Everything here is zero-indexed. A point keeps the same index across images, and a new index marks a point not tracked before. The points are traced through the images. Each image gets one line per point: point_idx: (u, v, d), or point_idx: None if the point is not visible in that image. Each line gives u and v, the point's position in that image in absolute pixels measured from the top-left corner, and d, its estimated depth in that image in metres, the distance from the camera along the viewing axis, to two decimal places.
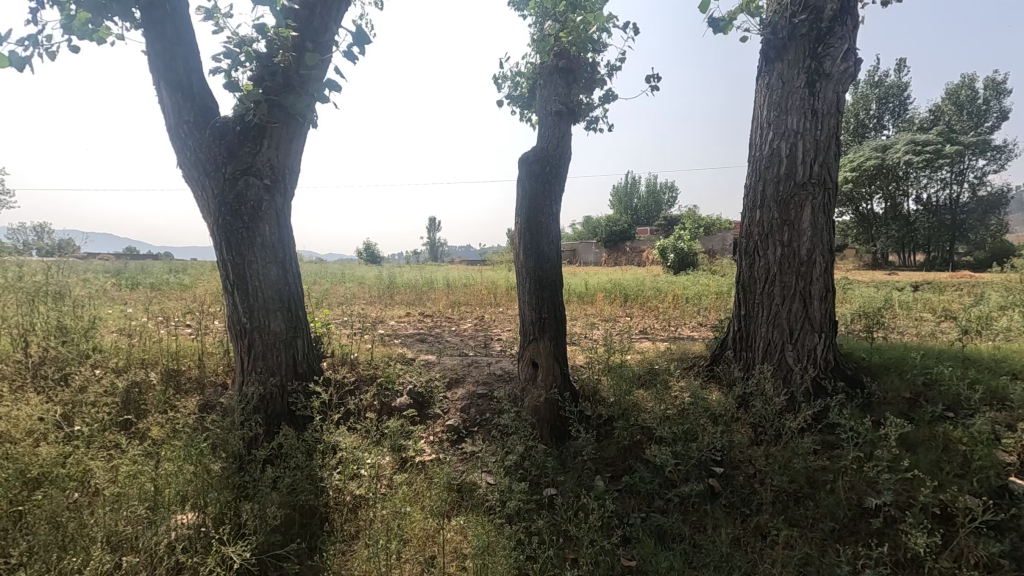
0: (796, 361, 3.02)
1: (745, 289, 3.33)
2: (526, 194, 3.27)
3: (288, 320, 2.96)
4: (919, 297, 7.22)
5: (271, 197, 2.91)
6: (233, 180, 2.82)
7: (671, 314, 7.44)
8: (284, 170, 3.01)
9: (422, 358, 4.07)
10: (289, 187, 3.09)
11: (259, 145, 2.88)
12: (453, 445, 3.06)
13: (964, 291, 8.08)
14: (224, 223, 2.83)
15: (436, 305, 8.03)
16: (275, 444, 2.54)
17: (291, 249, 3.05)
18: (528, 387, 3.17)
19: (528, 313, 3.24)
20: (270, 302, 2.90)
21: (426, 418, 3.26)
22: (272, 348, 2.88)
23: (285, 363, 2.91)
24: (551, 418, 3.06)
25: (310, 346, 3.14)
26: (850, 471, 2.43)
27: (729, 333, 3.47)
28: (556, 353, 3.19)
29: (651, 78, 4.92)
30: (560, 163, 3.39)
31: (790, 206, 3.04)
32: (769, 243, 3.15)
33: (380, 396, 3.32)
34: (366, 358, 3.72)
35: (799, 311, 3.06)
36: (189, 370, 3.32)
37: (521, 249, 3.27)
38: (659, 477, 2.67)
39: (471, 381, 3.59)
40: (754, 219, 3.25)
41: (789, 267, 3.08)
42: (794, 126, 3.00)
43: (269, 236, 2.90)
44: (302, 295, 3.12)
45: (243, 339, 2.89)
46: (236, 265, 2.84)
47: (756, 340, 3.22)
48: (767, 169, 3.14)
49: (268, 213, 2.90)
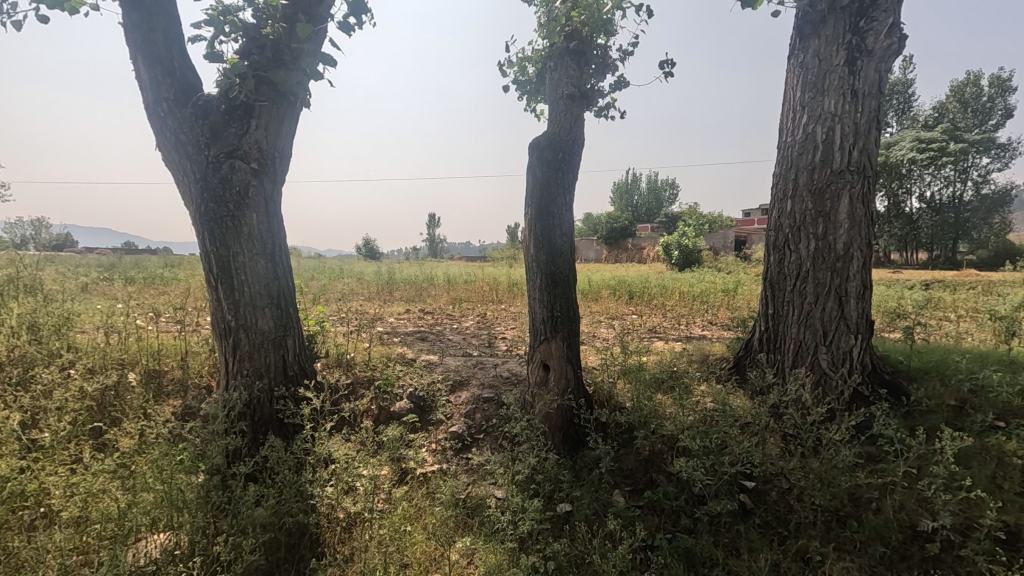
0: (831, 364, 2.77)
1: (773, 286, 3.08)
2: (538, 182, 3.02)
3: (277, 318, 2.69)
4: (933, 295, 7.00)
5: (260, 181, 2.65)
6: (217, 163, 2.57)
7: (679, 312, 7.19)
8: (274, 155, 2.75)
9: (423, 357, 3.83)
10: (278, 172, 2.82)
11: (246, 126, 2.62)
12: (456, 454, 2.82)
13: (975, 289, 7.86)
14: (208, 211, 2.57)
15: (437, 303, 7.77)
16: (260, 456, 2.29)
17: (282, 240, 2.78)
18: (537, 392, 2.92)
19: (540, 312, 2.99)
20: (257, 298, 2.63)
21: (428, 425, 3.02)
22: (260, 348, 2.62)
23: (274, 364, 2.65)
24: (564, 425, 2.82)
25: (301, 346, 2.88)
26: (900, 488, 2.19)
27: (755, 334, 3.23)
28: (570, 355, 2.94)
29: (665, 65, 4.66)
30: (574, 149, 3.13)
31: (825, 196, 2.79)
32: (801, 236, 2.90)
33: (378, 401, 3.07)
34: (364, 359, 3.47)
35: (834, 311, 2.82)
36: (172, 372, 3.08)
37: (531, 242, 3.02)
38: (686, 493, 2.43)
39: (476, 384, 3.34)
40: (784, 211, 3.00)
41: (823, 262, 2.83)
42: (831, 108, 2.74)
43: (257, 225, 2.64)
44: (294, 290, 2.86)
45: (227, 338, 2.62)
46: (220, 257, 2.58)
47: (786, 341, 2.98)
48: (800, 156, 2.88)
49: (256, 200, 2.64)
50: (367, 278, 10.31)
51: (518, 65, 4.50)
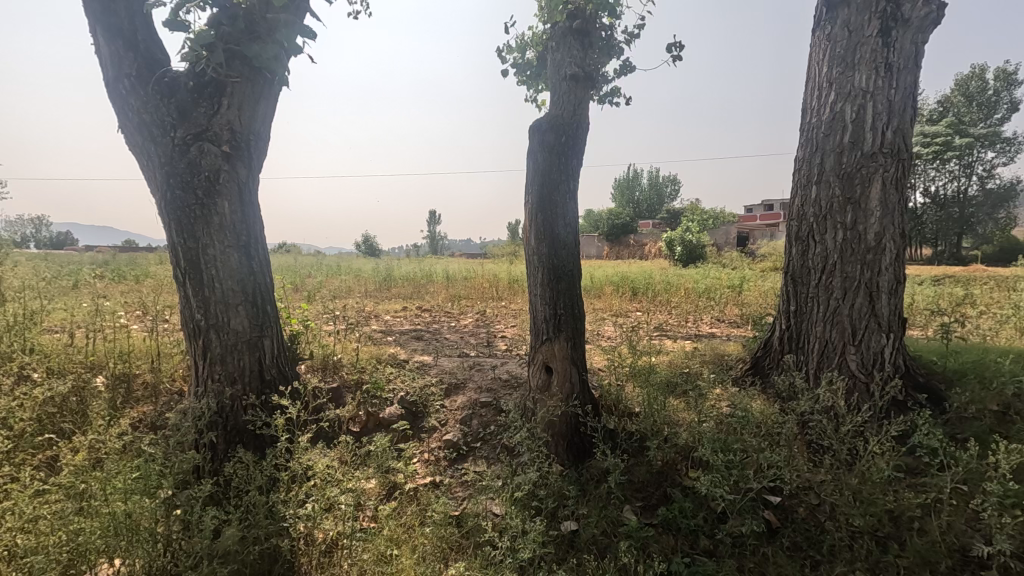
0: (860, 366, 2.54)
1: (795, 281, 2.84)
2: (539, 167, 2.77)
3: (253, 317, 2.44)
4: (946, 290, 6.74)
5: (233, 166, 2.40)
6: (184, 146, 2.32)
7: (684, 309, 6.94)
8: (250, 138, 2.50)
9: (417, 358, 3.60)
10: (255, 157, 2.57)
11: (217, 105, 2.37)
12: (451, 466, 2.58)
13: (986, 285, 7.59)
14: (174, 200, 2.31)
15: (435, 300, 7.54)
16: (230, 471, 2.05)
17: (258, 231, 2.53)
18: (539, 397, 2.68)
19: (542, 309, 2.74)
20: (230, 295, 2.37)
21: (420, 432, 2.78)
22: (233, 350, 2.36)
23: (249, 368, 2.40)
24: (568, 434, 2.58)
25: (281, 347, 2.63)
26: (948, 507, 1.95)
27: (775, 333, 2.98)
28: (574, 356, 2.69)
29: (673, 47, 4.40)
30: (578, 133, 2.87)
31: (855, 181, 2.54)
32: (827, 226, 2.65)
33: (366, 406, 2.83)
34: (352, 360, 3.23)
35: (864, 307, 2.57)
36: (144, 376, 2.85)
37: (532, 234, 2.77)
38: (704, 511, 2.19)
39: (473, 387, 3.10)
40: (807, 199, 2.74)
41: (852, 254, 2.58)
42: (862, 84, 2.50)
43: (229, 215, 2.39)
44: (272, 287, 2.60)
45: (197, 340, 2.37)
46: (189, 250, 2.32)
47: (810, 341, 2.74)
48: (826, 137, 2.62)
49: (228, 188, 2.38)
50: (364, 274, 10.10)
51: (518, 47, 4.23)
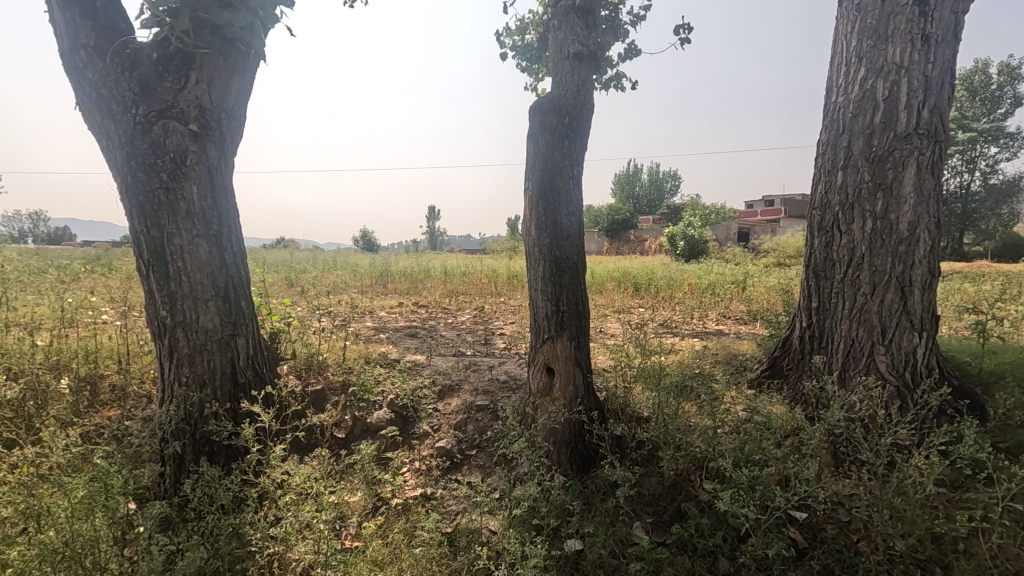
0: (890, 369, 2.32)
1: (817, 275, 2.62)
2: (541, 151, 2.53)
3: (225, 314, 2.21)
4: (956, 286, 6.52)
5: (202, 147, 2.17)
6: (147, 124, 2.08)
7: (689, 305, 6.71)
8: (222, 116, 2.26)
9: (409, 357, 3.38)
10: (228, 138, 2.33)
11: (184, 79, 2.14)
12: (444, 477, 2.37)
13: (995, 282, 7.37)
14: (136, 183, 2.08)
15: (432, 295, 7.32)
16: (195, 486, 1.84)
17: (231, 220, 2.30)
18: (540, 400, 2.47)
19: (543, 305, 2.51)
20: (199, 289, 2.14)
21: (410, 439, 2.56)
22: (202, 351, 2.14)
23: (220, 370, 2.17)
24: (571, 441, 2.37)
25: (259, 347, 2.40)
26: (1000, 528, 1.73)
27: (794, 332, 2.77)
28: (578, 357, 2.48)
29: (681, 29, 4.17)
30: (582, 114, 2.62)
31: (886, 165, 2.32)
32: (854, 215, 2.42)
33: (351, 410, 2.61)
34: (339, 360, 3.02)
35: (895, 304, 2.36)
36: (112, 377, 2.64)
37: (533, 224, 2.54)
38: (724, 530, 1.98)
39: (469, 389, 2.89)
40: (832, 185, 2.52)
41: (883, 246, 2.36)
42: (895, 58, 2.27)
43: (198, 200, 2.16)
44: (248, 281, 2.37)
45: (162, 339, 2.14)
46: (152, 239, 2.09)
47: (834, 341, 2.52)
48: (854, 117, 2.40)
49: (197, 171, 2.15)
50: (360, 270, 9.88)
51: (518, 28, 4.00)
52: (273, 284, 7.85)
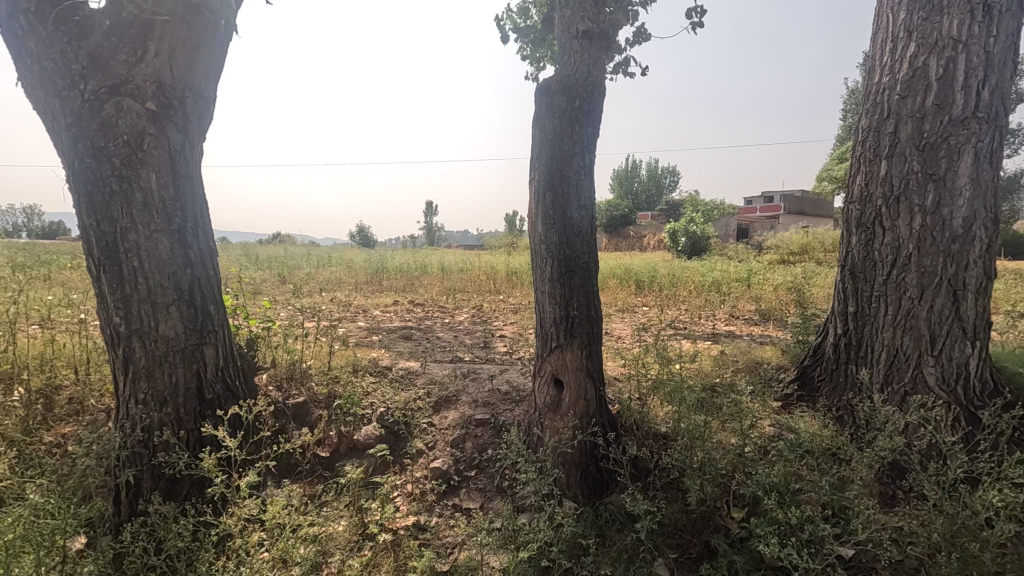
0: (939, 384, 2.07)
1: (855, 276, 2.35)
2: (549, 137, 2.26)
3: (189, 320, 1.93)
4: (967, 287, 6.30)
5: (162, 129, 1.89)
6: (97, 102, 1.80)
7: (695, 305, 6.45)
8: (187, 94, 1.98)
9: (402, 362, 3.12)
10: (195, 119, 2.04)
11: (141, 51, 1.85)
12: (439, 502, 2.11)
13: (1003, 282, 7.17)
14: (84, 170, 1.80)
15: (428, 294, 7.05)
16: (149, 525, 1.57)
17: (199, 212, 2.02)
18: (547, 416, 2.21)
19: (550, 310, 2.25)
20: (159, 293, 1.87)
21: (402, 458, 2.30)
22: (162, 363, 1.87)
23: (184, 385, 1.90)
24: (583, 462, 2.11)
25: (231, 356, 2.12)
26: None
27: (827, 339, 2.51)
28: (590, 368, 2.22)
29: (694, 13, 3.89)
30: (595, 96, 2.33)
31: (939, 153, 2.05)
32: (901, 209, 2.16)
33: (337, 426, 2.36)
34: (325, 367, 2.76)
35: (946, 310, 2.10)
36: (70, 389, 2.37)
37: (540, 219, 2.27)
38: (761, 572, 1.72)
39: (467, 400, 2.62)
40: (874, 176, 2.25)
41: (934, 244, 2.10)
42: (953, 31, 2.01)
43: (159, 190, 1.88)
44: (218, 282, 2.09)
45: (117, 349, 1.87)
46: (103, 235, 1.81)
47: (874, 350, 2.26)
48: (902, 99, 2.13)
49: (156, 156, 1.87)
50: (355, 266, 9.63)
51: (520, 9, 3.72)
52: (264, 281, 7.57)
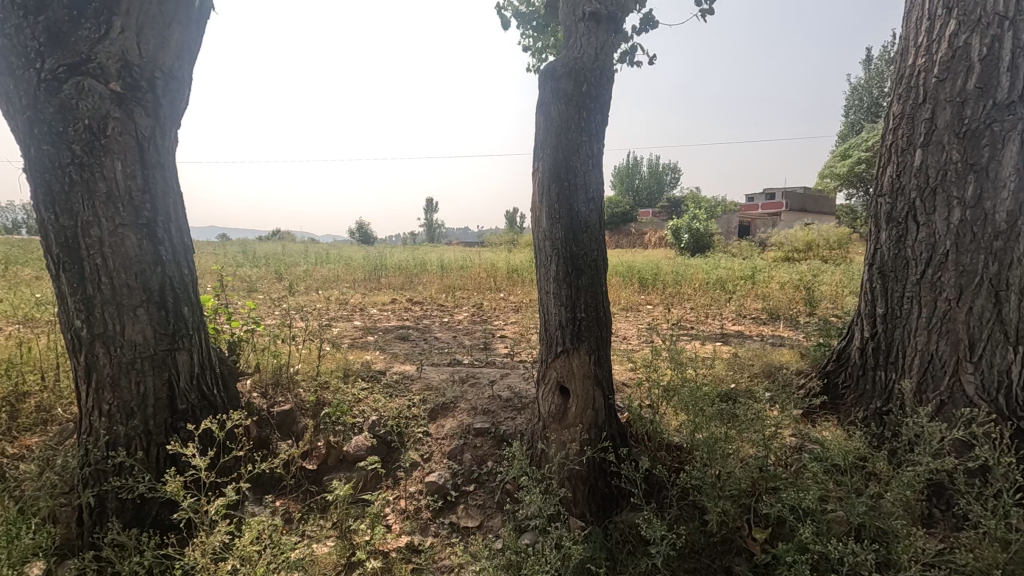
0: (980, 393, 1.89)
1: (885, 275, 2.18)
2: (554, 124, 2.08)
3: (160, 324, 1.75)
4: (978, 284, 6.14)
5: (129, 113, 1.70)
6: (55, 82, 1.62)
7: (701, 303, 6.26)
8: (157, 74, 1.79)
9: (397, 366, 2.96)
10: (168, 103, 1.86)
11: (105, 26, 1.67)
12: (435, 521, 1.94)
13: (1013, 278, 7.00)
14: (41, 158, 1.62)
15: (427, 292, 6.87)
16: (107, 555, 1.40)
17: (172, 205, 1.84)
18: (552, 427, 2.04)
19: (555, 312, 2.07)
20: (125, 293, 1.69)
21: (395, 472, 2.13)
22: (129, 371, 1.70)
23: (154, 394, 1.73)
24: (590, 477, 1.94)
25: (210, 362, 1.95)
26: None
27: (854, 343, 2.34)
28: (598, 374, 2.05)
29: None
30: (604, 80, 2.15)
31: (981, 141, 1.88)
32: (937, 202, 1.98)
33: (326, 436, 2.19)
34: (314, 372, 2.59)
35: (987, 312, 1.91)
36: (39, 397, 2.21)
37: (544, 213, 2.09)
38: None
39: (466, 408, 2.45)
40: (907, 167, 2.08)
41: (974, 240, 1.91)
42: (999, 7, 1.83)
43: (125, 180, 1.70)
44: (194, 281, 1.91)
45: (79, 356, 1.70)
46: (63, 231, 1.64)
47: (905, 355, 2.09)
48: (940, 83, 1.95)
49: (122, 142, 1.69)
50: (352, 263, 9.47)
51: None
52: (259, 279, 7.39)
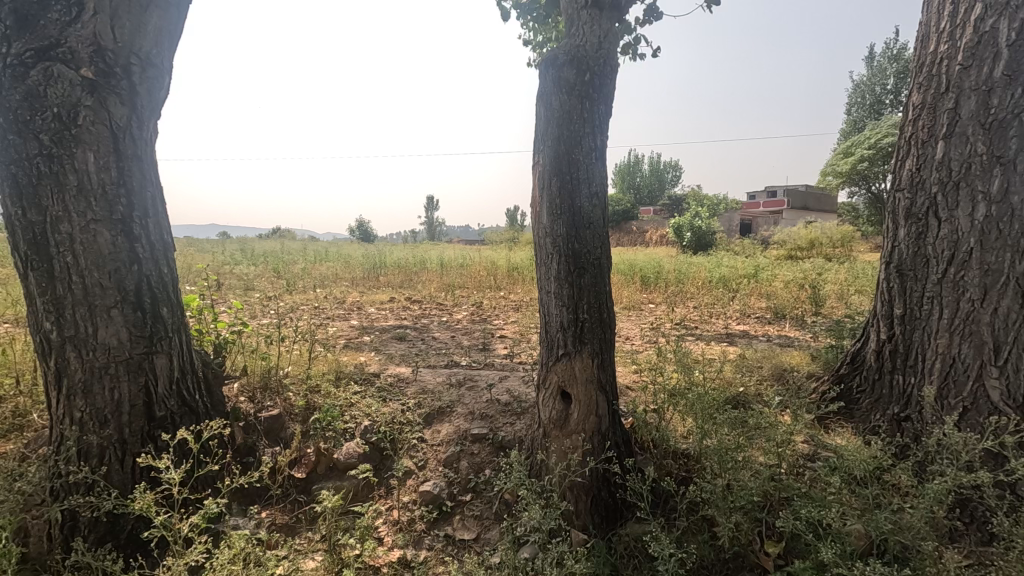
0: (1007, 400, 1.75)
1: (904, 273, 2.07)
2: (555, 114, 1.97)
3: (135, 325, 1.65)
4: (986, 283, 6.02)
5: (101, 101, 1.59)
6: (21, 67, 1.51)
7: (705, 302, 6.15)
8: (133, 61, 1.67)
9: (392, 368, 2.85)
10: (149, 92, 1.74)
11: (76, 8, 1.56)
12: (429, 534, 1.83)
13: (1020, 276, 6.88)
14: (6, 149, 1.52)
15: (426, 290, 6.77)
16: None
17: (151, 200, 1.73)
18: (552, 434, 1.93)
19: (556, 313, 1.97)
20: (97, 293, 1.59)
21: (388, 480, 2.03)
22: (102, 376, 1.60)
23: (129, 401, 1.63)
24: (594, 487, 1.84)
25: (192, 365, 1.85)
26: None
27: (870, 345, 2.23)
28: (601, 379, 1.94)
29: None
30: (609, 68, 2.04)
31: (1009, 132, 1.76)
32: (962, 197, 1.87)
33: (315, 442, 2.09)
34: (305, 375, 2.49)
35: (1015, 313, 1.77)
36: (16, 402, 2.11)
37: (544, 208, 1.98)
38: None
39: (463, 413, 2.35)
40: (928, 159, 1.97)
41: (1001, 236, 1.80)
42: None
43: (97, 173, 1.59)
44: (174, 281, 1.80)
45: (49, 360, 1.60)
46: (30, 227, 1.54)
47: (926, 359, 1.97)
48: (964, 70, 1.84)
49: (94, 132, 1.58)
50: (352, 261, 9.39)
51: None
52: (257, 277, 7.30)
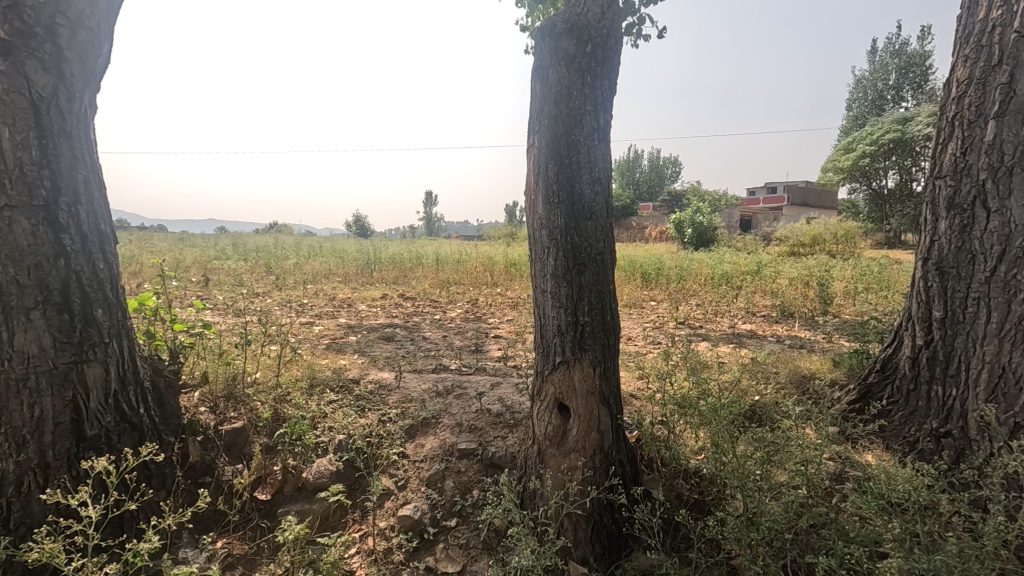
0: None
1: (943, 271, 1.85)
2: (552, 90, 1.73)
3: (60, 330, 1.42)
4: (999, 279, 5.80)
5: (16, 66, 1.34)
6: None
7: (708, 299, 5.92)
8: (60, 21, 1.40)
9: (376, 373, 2.62)
10: (80, 59, 1.48)
11: None
12: (408, 566, 1.59)
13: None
14: None
15: (420, 286, 6.54)
16: None
17: (81, 185, 1.49)
18: (548, 452, 1.71)
19: (553, 316, 1.73)
20: (11, 293, 1.35)
21: (364, 503, 1.80)
22: (19, 390, 1.37)
23: (51, 418, 1.40)
24: (595, 514, 1.61)
25: (134, 374, 1.63)
26: None
27: (905, 351, 2.00)
28: (603, 390, 1.71)
29: None
30: (613, 38, 1.79)
31: None
32: (1018, 183, 1.63)
33: (283, 459, 1.86)
34: (278, 382, 2.26)
35: None
36: None
37: (539, 197, 1.75)
38: None
39: (450, 424, 2.12)
40: (975, 142, 1.74)
41: None
42: None
43: (12, 151, 1.35)
44: (113, 278, 1.57)
45: None
46: None
47: (971, 367, 1.74)
48: (1021, 39, 1.61)
49: (8, 103, 1.34)
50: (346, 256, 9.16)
51: None
52: (245, 272, 7.06)
